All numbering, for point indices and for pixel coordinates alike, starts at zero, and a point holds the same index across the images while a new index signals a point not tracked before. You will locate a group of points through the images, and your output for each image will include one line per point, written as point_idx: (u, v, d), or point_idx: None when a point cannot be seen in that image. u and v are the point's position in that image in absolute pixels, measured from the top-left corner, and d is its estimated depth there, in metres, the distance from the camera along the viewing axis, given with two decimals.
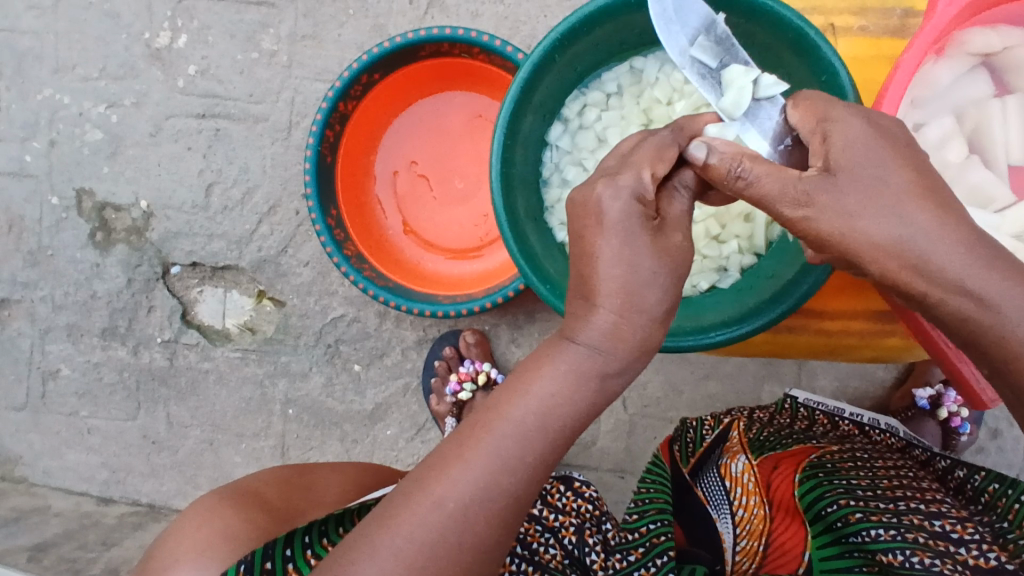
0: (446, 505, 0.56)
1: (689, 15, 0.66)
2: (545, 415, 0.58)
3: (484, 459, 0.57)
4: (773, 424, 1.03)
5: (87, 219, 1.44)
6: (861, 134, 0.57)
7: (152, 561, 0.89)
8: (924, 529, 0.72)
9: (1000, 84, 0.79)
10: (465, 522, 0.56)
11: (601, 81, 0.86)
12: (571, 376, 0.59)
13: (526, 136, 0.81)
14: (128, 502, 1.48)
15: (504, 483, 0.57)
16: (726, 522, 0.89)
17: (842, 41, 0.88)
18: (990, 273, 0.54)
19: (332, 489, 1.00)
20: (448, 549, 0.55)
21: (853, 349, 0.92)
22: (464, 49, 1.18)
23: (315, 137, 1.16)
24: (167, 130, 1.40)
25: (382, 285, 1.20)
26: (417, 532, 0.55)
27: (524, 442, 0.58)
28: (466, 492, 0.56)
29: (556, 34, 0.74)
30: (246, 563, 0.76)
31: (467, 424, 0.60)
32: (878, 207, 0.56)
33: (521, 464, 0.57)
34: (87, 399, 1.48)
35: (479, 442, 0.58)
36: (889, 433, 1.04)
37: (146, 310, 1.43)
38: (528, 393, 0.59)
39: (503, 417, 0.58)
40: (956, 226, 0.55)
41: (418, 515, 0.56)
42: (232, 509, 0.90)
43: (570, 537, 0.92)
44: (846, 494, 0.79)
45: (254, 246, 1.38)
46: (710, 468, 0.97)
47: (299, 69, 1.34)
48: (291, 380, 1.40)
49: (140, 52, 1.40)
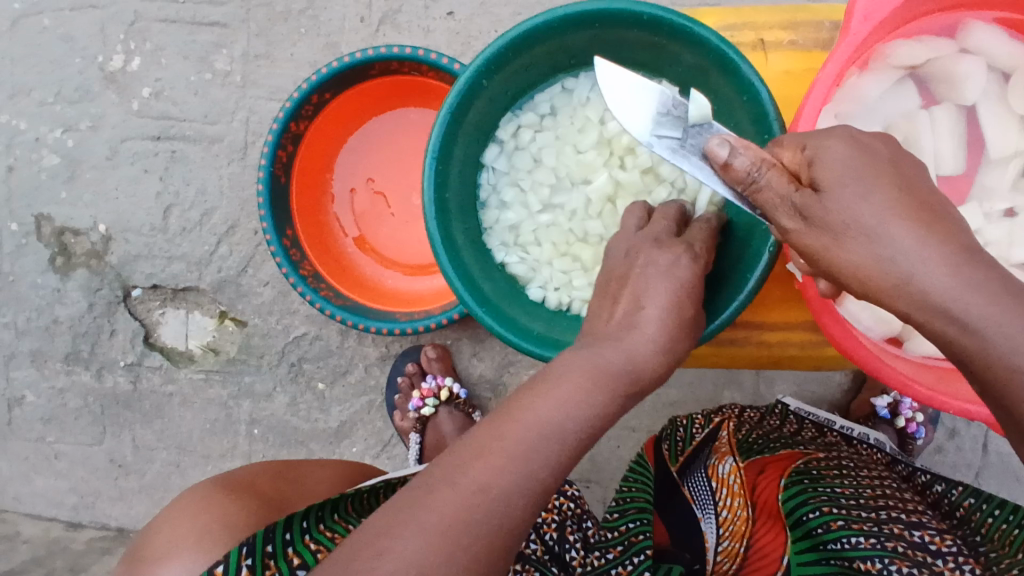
0: (487, 490, 0.51)
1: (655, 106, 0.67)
2: (591, 409, 0.55)
3: (524, 443, 0.53)
4: (762, 426, 1.04)
5: (47, 244, 1.43)
6: (846, 155, 0.55)
7: (146, 553, 0.86)
8: (904, 539, 0.73)
9: (927, 96, 0.80)
10: (505, 507, 0.51)
11: (533, 102, 0.86)
12: (613, 373, 0.57)
13: (460, 160, 0.81)
14: (97, 526, 1.47)
15: (543, 473, 0.53)
16: (709, 521, 0.91)
17: (774, 54, 0.88)
18: (980, 295, 0.48)
19: (322, 482, 1.01)
20: (485, 534, 0.50)
21: (795, 359, 0.90)
22: (413, 67, 1.18)
23: (267, 157, 1.15)
24: (124, 153, 1.39)
25: (339, 304, 1.20)
26: (459, 513, 0.50)
27: (566, 435, 0.54)
28: (508, 476, 0.52)
29: (480, 60, 0.74)
30: (247, 545, 0.73)
31: (507, 415, 0.55)
32: (858, 224, 0.53)
33: (564, 457, 0.54)
34: (53, 425, 1.47)
35: (519, 426, 0.54)
36: (877, 449, 1.05)
37: (108, 334, 1.42)
38: (571, 383, 0.57)
39: (547, 409, 0.55)
40: (942, 244, 0.50)
41: (455, 495, 0.51)
42: (231, 498, 0.90)
43: (552, 534, 0.91)
44: (829, 502, 0.79)
45: (214, 267, 1.37)
46: (698, 467, 0.98)
47: (253, 89, 1.34)
48: (255, 400, 1.39)
49: (95, 76, 1.40)
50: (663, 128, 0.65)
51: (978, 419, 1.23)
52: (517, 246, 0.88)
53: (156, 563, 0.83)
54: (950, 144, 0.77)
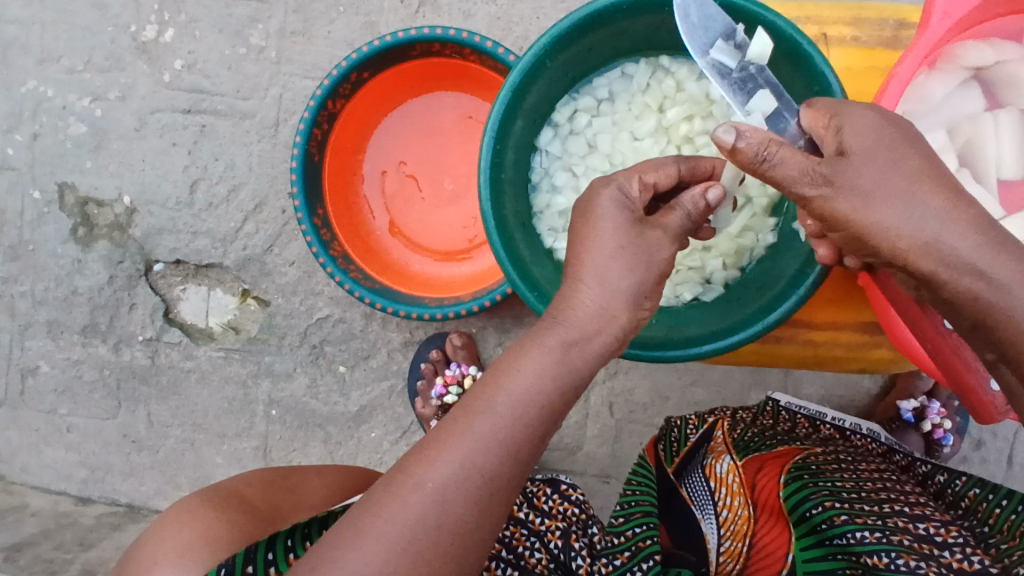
0: (425, 486, 0.54)
1: (715, 20, 0.67)
2: (520, 393, 0.57)
3: (459, 437, 0.56)
4: (757, 425, 1.02)
5: (69, 214, 1.41)
6: (874, 123, 0.57)
7: (134, 561, 0.86)
8: (909, 532, 0.73)
9: (991, 99, 0.79)
10: (445, 501, 0.54)
11: (592, 86, 0.85)
12: (545, 354, 0.58)
13: (517, 141, 0.80)
14: (106, 501, 1.46)
15: (479, 461, 0.55)
16: (710, 522, 0.89)
17: (835, 50, 0.88)
18: (1004, 254, 0.53)
19: (316, 492, 0.97)
20: (427, 528, 0.53)
21: (840, 360, 0.88)
22: (455, 50, 1.16)
23: (302, 135, 1.14)
24: (152, 124, 1.38)
25: (368, 286, 1.18)
26: (397, 514, 0.53)
27: (500, 423, 0.56)
28: (445, 473, 0.55)
29: (547, 38, 0.73)
30: (226, 566, 0.74)
31: (456, 409, 0.59)
32: (891, 190, 0.56)
33: (502, 444, 0.56)
34: (67, 397, 1.45)
35: (455, 425, 0.57)
36: (870, 439, 1.03)
37: (127, 307, 1.40)
38: (505, 375, 0.58)
39: (487, 399, 0.57)
40: (966, 212, 0.55)
41: (397, 496, 0.54)
42: (213, 511, 0.88)
43: (556, 541, 0.89)
44: (830, 497, 0.79)
45: (239, 244, 1.36)
46: (695, 468, 0.96)
47: (288, 65, 1.33)
48: (274, 380, 1.38)
49: (127, 45, 1.38)
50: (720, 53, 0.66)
51: (1005, 431, 1.22)
52: (565, 233, 0.86)
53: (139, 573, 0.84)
54: (1015, 146, 0.76)
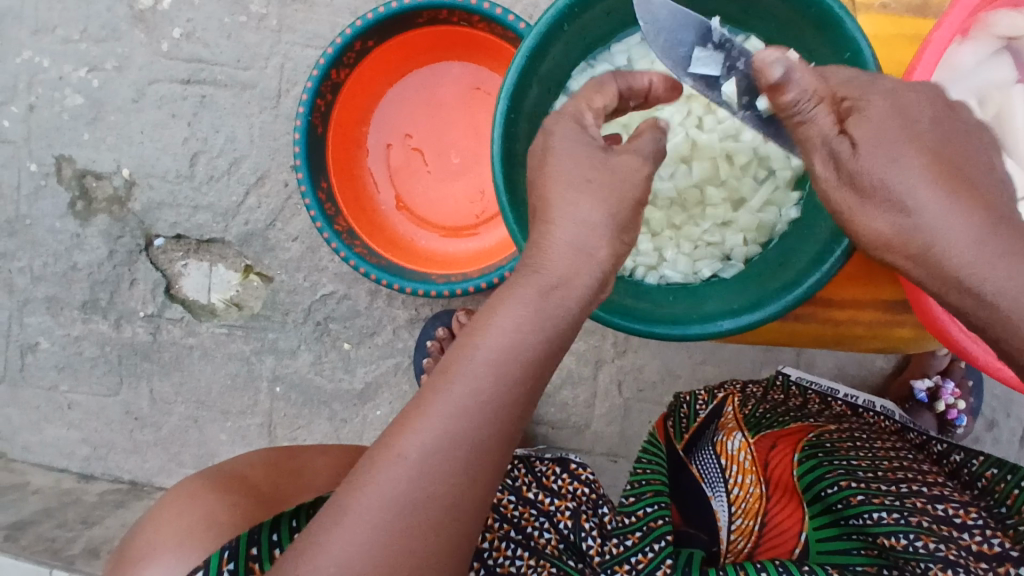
0: (407, 459, 0.53)
1: (685, 30, 0.68)
2: (498, 350, 0.54)
3: (441, 406, 0.54)
4: (769, 400, 0.99)
5: (67, 187, 1.38)
6: (878, 110, 0.58)
7: (133, 547, 0.86)
8: (927, 513, 0.71)
9: (1021, 70, 0.75)
10: (431, 474, 0.53)
11: (609, 53, 0.82)
12: (521, 305, 0.56)
13: (531, 110, 0.77)
14: (110, 479, 1.45)
15: (462, 428, 0.53)
16: (720, 499, 0.87)
17: (863, 18, 0.84)
18: (995, 253, 0.54)
19: (322, 469, 0.96)
20: (413, 504, 0.52)
21: (860, 339, 0.86)
22: (463, 17, 1.13)
23: (305, 106, 1.10)
24: (150, 95, 1.34)
25: (373, 262, 1.15)
26: (381, 490, 0.52)
27: (481, 384, 0.54)
28: (428, 444, 0.53)
29: (563, 2, 0.70)
30: (229, 550, 0.73)
31: (436, 374, 0.56)
32: (886, 185, 0.57)
33: (473, 413, 0.53)
34: (67, 374, 1.44)
35: (425, 399, 0.55)
36: (884, 416, 1.01)
37: (127, 283, 1.38)
38: (483, 332, 0.56)
39: (468, 360, 0.55)
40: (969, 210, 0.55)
41: (382, 472, 0.53)
42: (214, 493, 0.87)
43: (566, 522, 0.89)
44: (847, 476, 0.78)
45: (241, 219, 1.33)
46: (706, 444, 0.93)
47: (290, 33, 1.29)
48: (278, 357, 1.36)
49: (123, 13, 1.33)
50: (702, 63, 0.69)
51: (1018, 412, 1.21)
52: None
53: (140, 563, 0.83)
54: None
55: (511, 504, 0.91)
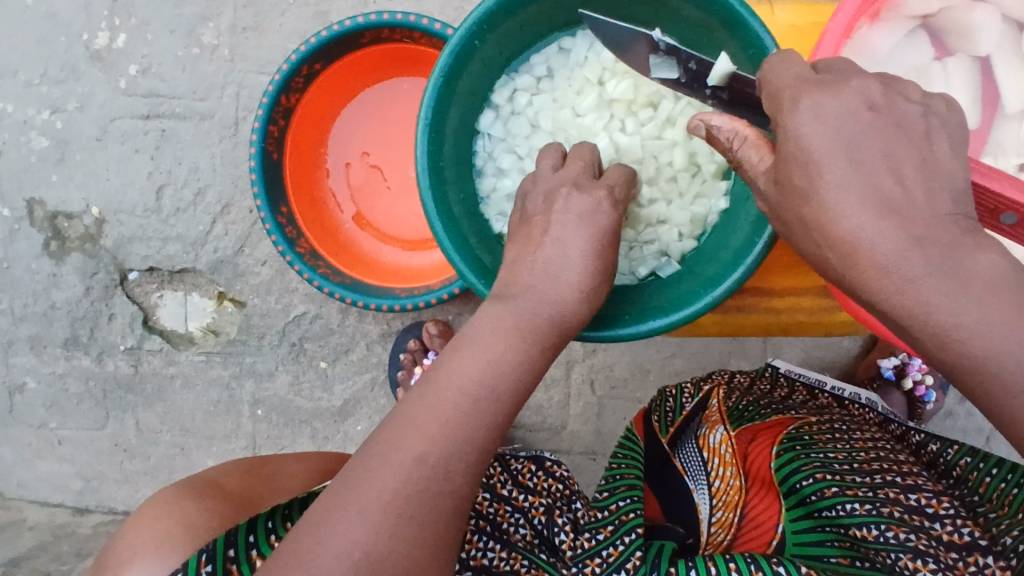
0: (427, 457, 0.54)
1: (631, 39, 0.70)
2: (506, 360, 0.59)
3: (458, 407, 0.56)
4: (752, 392, 1.00)
5: (40, 229, 1.41)
6: None
7: (109, 560, 0.87)
8: (900, 504, 0.72)
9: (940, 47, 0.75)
10: (448, 472, 0.55)
11: (530, 64, 0.84)
12: (523, 321, 0.62)
13: (455, 127, 0.78)
14: (104, 510, 1.47)
15: (476, 430, 0.57)
16: (702, 493, 0.89)
17: (783, 8, 0.85)
18: None
19: (298, 475, 0.98)
20: (431, 499, 0.54)
21: (803, 325, 0.88)
22: (405, 34, 1.14)
23: (258, 133, 1.12)
24: (113, 132, 1.36)
25: (337, 281, 1.17)
26: (401, 487, 0.53)
27: (492, 391, 0.58)
28: (448, 444, 0.55)
29: (473, 20, 0.71)
30: (207, 552, 0.71)
31: (440, 379, 0.58)
32: None
33: (468, 417, 0.56)
34: (55, 410, 1.46)
35: (422, 405, 0.57)
36: (869, 408, 1.01)
37: (106, 318, 1.40)
38: (487, 344, 0.60)
39: (478, 366, 0.58)
40: None
41: (398, 470, 0.54)
42: (191, 501, 0.88)
43: (540, 517, 0.89)
44: (822, 468, 0.79)
45: (210, 247, 1.35)
46: (690, 438, 0.95)
47: (243, 61, 1.31)
48: (257, 380, 1.38)
49: (80, 53, 1.36)
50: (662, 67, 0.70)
51: None
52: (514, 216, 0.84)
53: (119, 567, 0.83)
54: (969, 93, 0.74)
55: (486, 500, 0.89)
